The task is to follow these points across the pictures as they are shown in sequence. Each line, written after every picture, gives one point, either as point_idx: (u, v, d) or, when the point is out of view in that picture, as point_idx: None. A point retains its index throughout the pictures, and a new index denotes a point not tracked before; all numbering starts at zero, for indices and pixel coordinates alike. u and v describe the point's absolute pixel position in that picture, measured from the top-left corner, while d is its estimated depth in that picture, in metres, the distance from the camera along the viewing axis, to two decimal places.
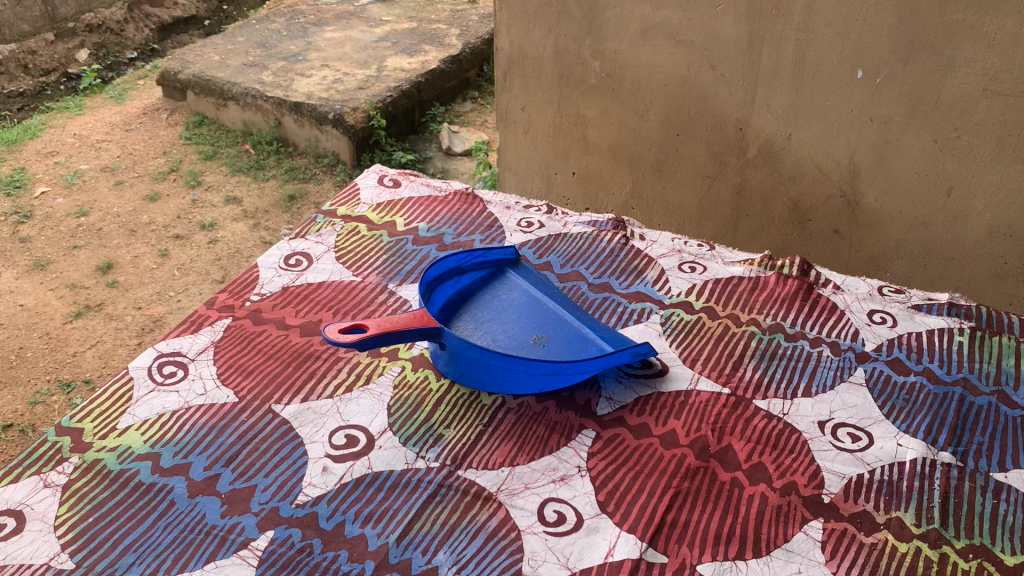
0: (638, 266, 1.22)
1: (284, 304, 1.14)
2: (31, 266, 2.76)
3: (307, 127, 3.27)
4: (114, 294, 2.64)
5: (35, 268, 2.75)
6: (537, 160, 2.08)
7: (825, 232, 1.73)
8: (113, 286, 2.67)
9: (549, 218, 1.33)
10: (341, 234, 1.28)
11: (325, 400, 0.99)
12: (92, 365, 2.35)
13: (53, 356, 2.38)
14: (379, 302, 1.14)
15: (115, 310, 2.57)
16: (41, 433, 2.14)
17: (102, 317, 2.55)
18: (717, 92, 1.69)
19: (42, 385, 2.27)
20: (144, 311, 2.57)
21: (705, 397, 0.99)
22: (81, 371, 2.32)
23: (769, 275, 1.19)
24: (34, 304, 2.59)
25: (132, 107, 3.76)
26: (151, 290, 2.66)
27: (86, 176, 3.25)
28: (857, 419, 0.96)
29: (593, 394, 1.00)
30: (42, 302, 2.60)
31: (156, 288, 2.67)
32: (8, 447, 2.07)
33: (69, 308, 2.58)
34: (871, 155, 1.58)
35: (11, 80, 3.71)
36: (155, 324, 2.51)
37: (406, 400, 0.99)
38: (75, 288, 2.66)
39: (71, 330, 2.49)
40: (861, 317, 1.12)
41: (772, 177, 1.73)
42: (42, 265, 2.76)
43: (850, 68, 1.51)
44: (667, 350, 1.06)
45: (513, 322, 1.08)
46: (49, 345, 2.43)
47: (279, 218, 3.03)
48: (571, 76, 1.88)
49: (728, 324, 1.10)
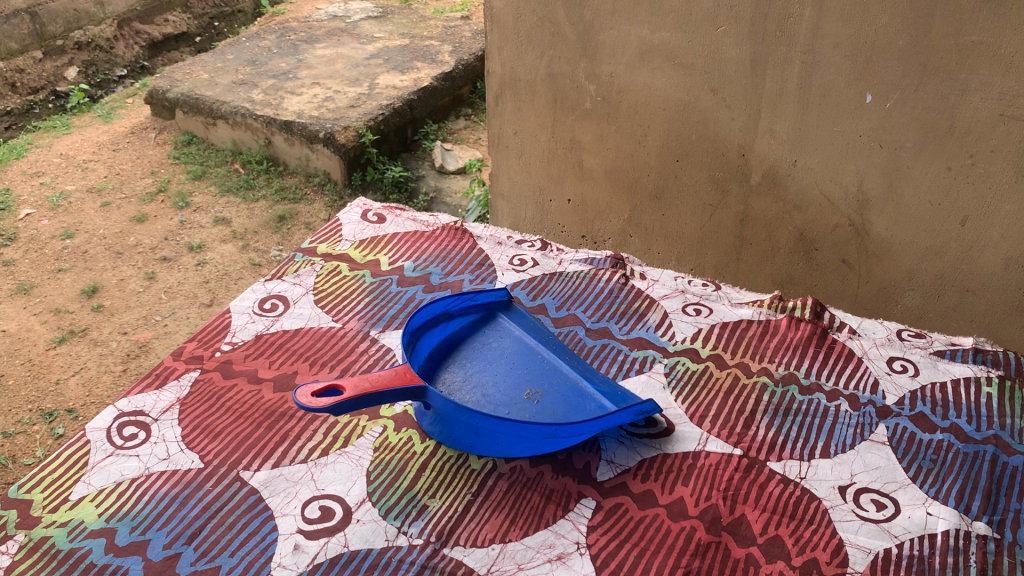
0: (639, 308, 1.13)
1: (257, 355, 1.05)
2: (13, 291, 2.67)
3: (297, 146, 3.19)
4: (100, 319, 2.55)
5: (18, 292, 2.66)
6: (530, 187, 2.00)
7: (832, 261, 1.65)
8: (98, 311, 2.58)
9: (544, 254, 1.24)
10: (321, 274, 1.19)
11: (298, 465, 0.91)
12: (75, 393, 2.26)
13: (35, 384, 2.29)
14: (360, 351, 1.06)
15: (100, 335, 2.48)
16: (22, 465, 2.05)
17: (87, 342, 2.46)
18: (718, 117, 1.62)
19: (24, 414, 2.19)
20: (130, 336, 2.48)
21: (714, 460, 0.90)
22: (64, 400, 2.23)
23: (780, 318, 1.11)
24: (17, 330, 2.50)
25: (120, 126, 3.68)
26: (138, 314, 2.57)
27: (71, 197, 3.17)
28: (880, 483, 0.88)
29: (592, 457, 0.91)
30: (25, 327, 2.52)
31: (141, 313, 2.58)
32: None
33: (53, 334, 2.49)
34: (881, 183, 1.50)
35: None
36: (141, 350, 2.42)
37: (387, 465, 0.91)
38: (60, 313, 2.57)
39: (54, 356, 2.40)
40: (881, 366, 1.04)
41: (777, 206, 1.65)
42: (26, 289, 2.67)
43: (857, 93, 1.44)
44: (673, 406, 0.98)
45: (504, 374, 1.00)
46: (31, 372, 2.34)
47: (269, 240, 2.95)
48: (566, 100, 1.80)
49: (738, 375, 1.02)
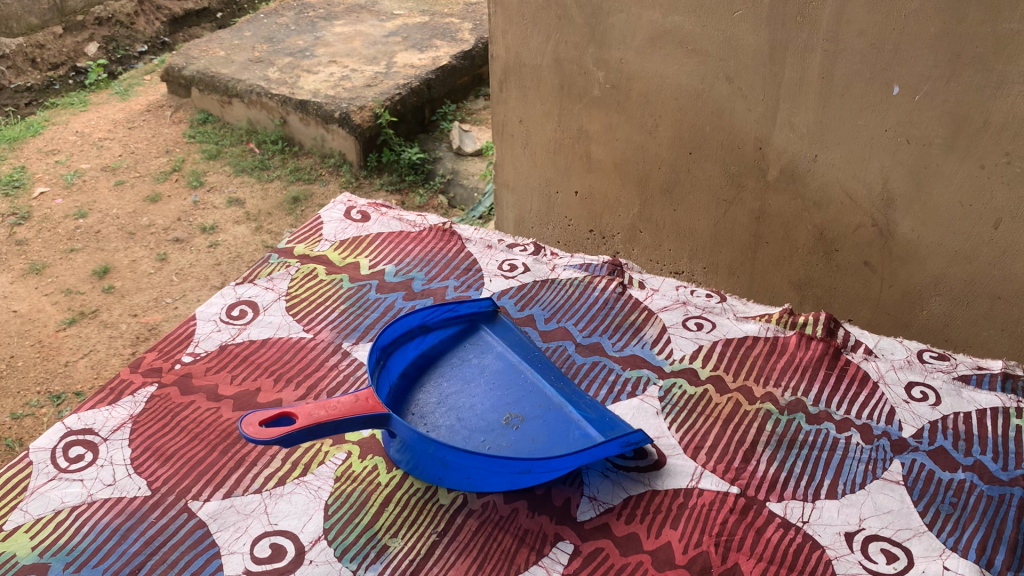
0: (635, 321, 1.04)
1: (219, 368, 0.98)
2: (25, 271, 2.62)
3: (313, 126, 3.11)
4: (110, 300, 2.49)
5: (30, 273, 2.61)
6: (537, 178, 1.90)
7: (854, 264, 1.54)
8: (109, 292, 2.52)
9: (536, 260, 1.15)
10: (295, 278, 1.12)
11: (252, 495, 0.83)
12: (83, 376, 2.21)
13: (43, 366, 2.24)
14: (329, 366, 0.98)
15: (110, 317, 2.42)
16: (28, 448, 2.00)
17: (97, 324, 2.40)
18: (733, 108, 1.51)
19: (32, 397, 2.14)
20: (139, 318, 2.42)
21: (708, 500, 0.82)
22: (72, 382, 2.18)
23: (789, 336, 1.01)
24: (28, 311, 2.45)
25: (136, 104, 3.62)
26: (148, 296, 2.51)
27: (86, 176, 3.11)
28: (892, 531, 0.79)
29: (572, 493, 0.83)
30: (36, 308, 2.47)
31: (153, 294, 2.51)
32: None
33: (63, 315, 2.43)
34: (907, 180, 1.39)
35: (19, 75, 3.59)
36: (150, 332, 2.36)
37: (348, 498, 0.83)
38: (71, 294, 2.52)
39: (63, 338, 2.35)
40: (898, 394, 0.94)
41: (795, 203, 1.55)
42: (38, 269, 2.62)
43: (883, 84, 1.33)
44: (665, 435, 0.89)
45: (482, 395, 0.92)
46: (41, 354, 2.29)
47: (283, 221, 2.87)
48: (573, 87, 1.70)
49: (739, 401, 0.93)
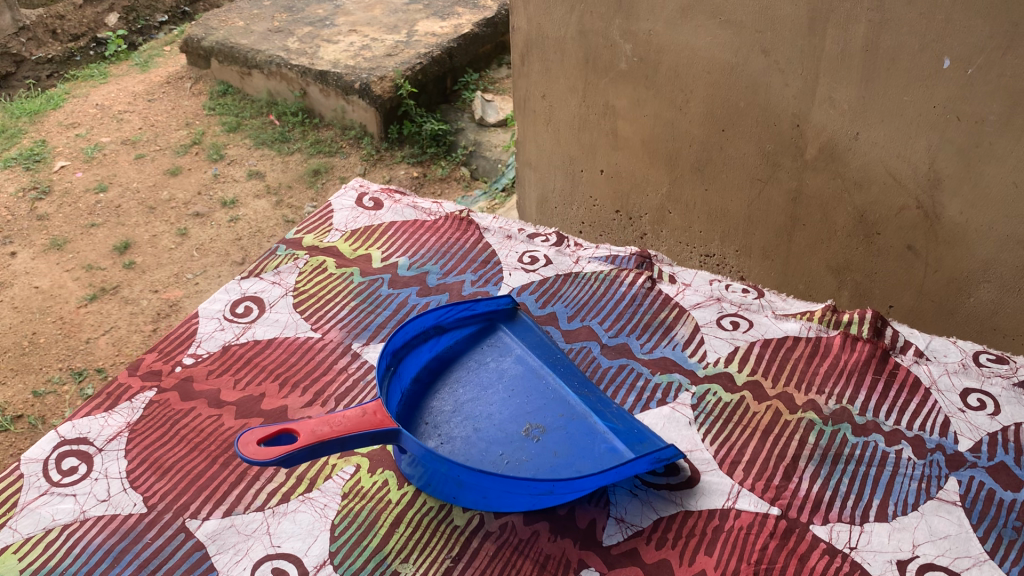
0: (666, 320, 0.97)
1: (222, 371, 0.92)
2: (47, 246, 2.57)
3: (333, 97, 3.03)
4: (131, 276, 2.44)
5: (51, 248, 2.57)
6: (561, 156, 1.82)
7: (897, 248, 1.45)
8: (129, 268, 2.47)
9: (558, 251, 1.08)
10: (303, 272, 1.05)
11: (254, 514, 0.78)
12: (105, 353, 2.17)
13: (66, 343, 2.20)
14: (338, 369, 0.92)
15: (131, 293, 2.37)
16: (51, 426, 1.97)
17: (118, 300, 2.35)
18: (770, 82, 1.42)
19: (54, 374, 2.10)
20: (160, 294, 2.37)
21: (745, 523, 0.75)
22: (93, 359, 2.14)
23: (832, 336, 0.94)
24: (50, 287, 2.40)
25: (156, 75, 3.55)
26: (169, 272, 2.45)
27: (106, 149, 3.06)
28: (950, 559, 0.72)
29: (598, 514, 0.76)
30: (58, 284, 2.42)
31: (174, 270, 2.46)
32: (17, 440, 1.91)
33: (85, 291, 2.38)
34: (956, 161, 1.30)
35: (40, 47, 3.52)
36: (171, 309, 2.31)
37: (356, 517, 0.77)
38: (92, 270, 2.46)
39: (85, 314, 2.30)
40: (952, 401, 0.86)
41: (835, 183, 1.45)
42: (59, 245, 2.57)
43: (933, 57, 1.23)
44: (699, 448, 0.82)
45: (500, 403, 0.85)
46: (62, 330, 2.24)
47: (303, 195, 2.80)
48: (598, 60, 1.61)
49: (779, 410, 0.86)
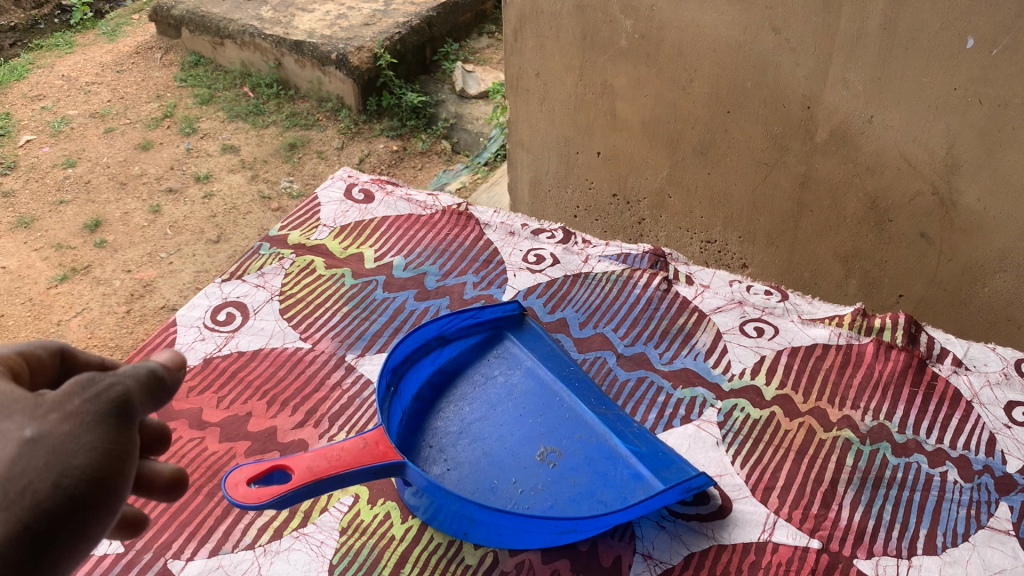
0: (684, 326, 0.90)
1: (204, 388, 0.84)
2: (13, 224, 2.45)
3: (309, 68, 2.91)
4: (103, 255, 2.32)
5: (18, 226, 2.45)
6: (555, 137, 1.74)
7: (908, 234, 1.34)
8: (101, 247, 2.35)
9: (565, 249, 1.01)
10: (290, 274, 0.98)
11: (243, 553, 0.70)
12: (77, 335, 2.05)
13: (35, 325, 2.08)
14: (332, 385, 0.84)
15: (103, 273, 2.25)
16: None
17: (89, 281, 2.23)
18: (779, 62, 1.31)
19: None
20: (134, 274, 2.25)
21: (783, 558, 0.68)
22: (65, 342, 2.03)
23: (863, 343, 0.88)
24: (17, 267, 2.29)
25: (124, 45, 3.41)
26: (142, 251, 2.34)
27: (74, 123, 2.93)
28: None
29: (623, 548, 0.70)
30: (25, 264, 2.30)
31: (147, 249, 2.34)
32: None
33: (54, 271, 2.27)
34: (977, 145, 1.18)
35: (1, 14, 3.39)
36: (145, 289, 2.19)
37: (356, 556, 0.70)
38: (61, 249, 2.35)
39: (55, 296, 2.18)
40: (996, 416, 0.80)
41: (846, 167, 1.34)
42: (26, 223, 2.45)
43: (956, 36, 1.12)
44: (729, 473, 0.75)
45: (511, 422, 0.78)
46: (31, 313, 2.13)
47: (279, 169, 2.70)
48: (596, 36, 1.52)
49: (813, 427, 0.79)
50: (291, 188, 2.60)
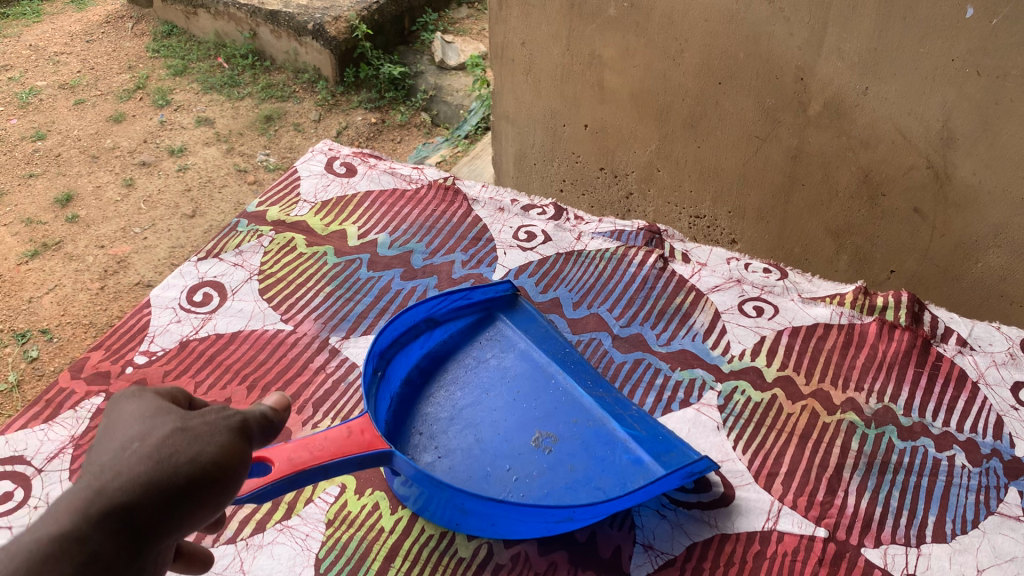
0: (682, 306, 0.87)
1: (181, 372, 0.80)
2: None
3: (284, 39, 2.84)
4: (75, 231, 2.25)
5: None
6: (541, 109, 1.69)
7: (901, 210, 1.31)
8: (73, 222, 2.28)
9: (557, 226, 0.98)
10: (269, 252, 0.93)
11: (225, 548, 0.67)
12: (49, 312, 1.99)
13: (6, 302, 2.02)
14: (315, 368, 0.80)
15: (75, 249, 2.18)
16: None
17: (61, 256, 2.16)
18: (772, 32, 1.27)
19: None
20: (108, 250, 2.18)
21: (789, 548, 0.66)
22: (37, 319, 1.96)
23: (866, 322, 0.85)
24: None
25: (93, 14, 3.31)
26: (115, 225, 2.27)
27: (42, 94, 2.84)
28: None
29: (623, 539, 0.67)
30: None
31: (120, 224, 2.27)
32: None
33: (24, 247, 2.19)
34: (973, 118, 1.14)
35: None
36: (119, 265, 2.13)
37: (343, 549, 0.67)
38: (31, 224, 2.27)
39: (26, 272, 2.11)
40: (1003, 398, 0.78)
41: (839, 140, 1.31)
42: None
43: (955, 5, 1.07)
44: (731, 458, 0.73)
45: (504, 407, 0.75)
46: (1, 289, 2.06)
47: (256, 142, 2.63)
48: (584, 5, 1.47)
49: (816, 410, 0.77)
50: (267, 161, 2.54)
